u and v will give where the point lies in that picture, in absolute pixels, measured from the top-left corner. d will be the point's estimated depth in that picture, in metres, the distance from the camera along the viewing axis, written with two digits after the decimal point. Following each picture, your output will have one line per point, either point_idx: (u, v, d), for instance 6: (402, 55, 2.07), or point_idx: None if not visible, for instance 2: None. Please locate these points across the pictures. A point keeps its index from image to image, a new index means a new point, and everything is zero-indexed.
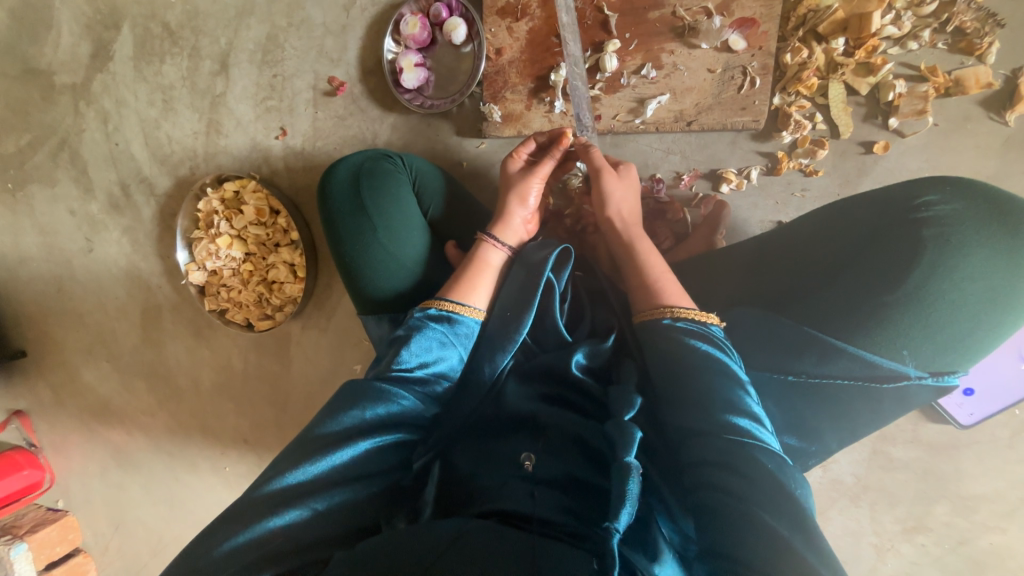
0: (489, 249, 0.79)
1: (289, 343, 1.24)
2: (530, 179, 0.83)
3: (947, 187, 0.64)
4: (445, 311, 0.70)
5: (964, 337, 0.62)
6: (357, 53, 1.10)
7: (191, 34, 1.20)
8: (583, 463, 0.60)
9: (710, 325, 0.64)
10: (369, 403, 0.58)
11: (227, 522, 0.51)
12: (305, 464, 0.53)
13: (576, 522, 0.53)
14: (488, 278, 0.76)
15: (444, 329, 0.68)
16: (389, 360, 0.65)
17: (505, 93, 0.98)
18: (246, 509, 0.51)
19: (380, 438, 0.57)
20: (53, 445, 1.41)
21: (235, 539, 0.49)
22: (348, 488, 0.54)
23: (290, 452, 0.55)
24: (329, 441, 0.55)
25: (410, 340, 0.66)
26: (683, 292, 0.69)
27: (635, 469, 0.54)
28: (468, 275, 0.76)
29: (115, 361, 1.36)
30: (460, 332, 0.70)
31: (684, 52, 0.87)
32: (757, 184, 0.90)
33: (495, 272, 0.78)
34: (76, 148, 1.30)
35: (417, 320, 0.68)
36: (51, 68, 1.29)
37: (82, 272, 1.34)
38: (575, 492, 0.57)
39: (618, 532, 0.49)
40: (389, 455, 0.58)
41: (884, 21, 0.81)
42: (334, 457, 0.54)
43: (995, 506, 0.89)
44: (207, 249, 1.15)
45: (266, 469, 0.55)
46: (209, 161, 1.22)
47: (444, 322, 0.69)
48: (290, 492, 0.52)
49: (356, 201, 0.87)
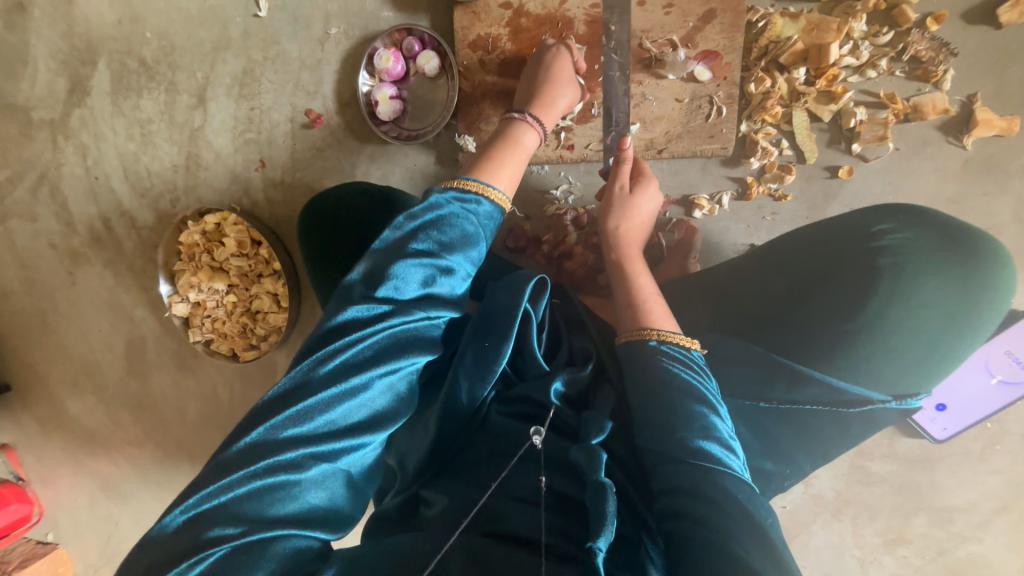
0: (520, 127, 0.79)
1: (276, 372, 1.24)
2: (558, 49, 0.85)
3: (899, 216, 0.65)
4: (464, 190, 0.66)
5: (922, 361, 0.63)
6: (332, 86, 1.10)
7: (167, 69, 1.19)
8: (565, 480, 0.63)
9: (693, 351, 0.66)
10: (375, 333, 0.56)
11: (215, 477, 0.49)
12: (308, 413, 0.52)
13: (569, 543, 0.56)
14: (519, 157, 0.76)
15: (460, 212, 0.64)
16: (405, 244, 0.60)
17: (480, 124, 0.98)
18: (246, 458, 0.49)
19: (388, 380, 0.57)
20: (41, 478, 1.40)
21: (234, 492, 0.48)
22: (338, 441, 0.53)
23: (288, 394, 0.52)
24: (334, 384, 0.53)
25: (431, 225, 0.62)
26: (667, 316, 0.72)
27: (609, 487, 0.57)
28: (498, 152, 0.75)
29: (101, 392, 1.35)
30: (475, 215, 0.66)
31: (652, 83, 0.86)
32: (727, 210, 0.90)
33: (526, 153, 0.78)
34: (56, 184, 1.30)
35: (436, 200, 0.64)
36: (28, 104, 1.29)
37: (65, 305, 1.34)
38: (560, 509, 0.60)
39: (602, 550, 0.52)
40: (394, 398, 0.58)
41: (843, 52, 0.82)
42: (340, 403, 0.53)
43: (971, 517, 0.91)
44: (188, 281, 1.16)
45: (259, 410, 0.52)
46: (189, 194, 1.22)
47: (459, 203, 0.65)
48: (291, 442, 0.51)
49: (337, 243, 0.90)
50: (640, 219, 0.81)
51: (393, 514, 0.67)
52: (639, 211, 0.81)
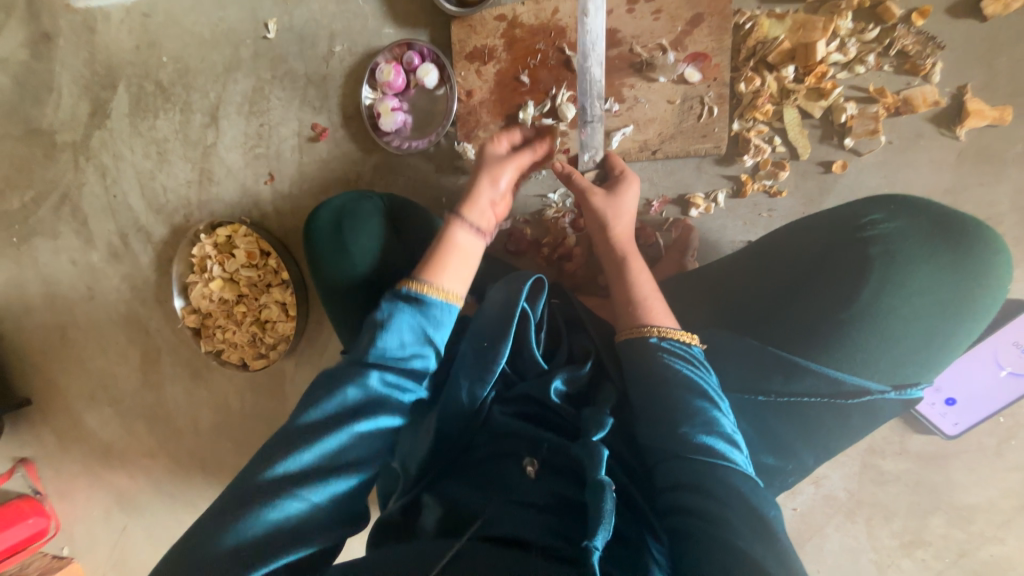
0: (458, 231, 0.76)
1: (284, 380, 1.26)
2: (503, 165, 0.82)
3: (888, 206, 0.66)
4: (414, 292, 0.68)
5: (921, 349, 0.62)
6: (337, 101, 1.15)
7: (182, 90, 1.25)
8: (567, 482, 0.63)
9: (692, 346, 0.67)
10: (351, 386, 0.60)
11: (214, 520, 0.51)
12: (297, 456, 0.55)
13: (566, 543, 0.55)
14: (455, 258, 0.74)
15: (413, 314, 0.66)
16: (366, 347, 0.63)
17: (478, 132, 1.01)
18: (243, 500, 0.52)
19: (368, 423, 0.59)
20: (58, 491, 1.43)
21: (232, 534, 0.50)
22: (327, 481, 0.55)
23: (279, 441, 0.56)
24: (320, 429, 0.56)
25: (385, 330, 0.64)
26: (667, 312, 0.72)
27: (609, 484, 0.57)
28: (436, 256, 0.74)
29: (117, 404, 1.39)
30: (428, 317, 0.67)
31: (644, 86, 0.89)
32: (724, 207, 0.91)
33: (463, 252, 0.75)
34: (77, 202, 1.36)
35: (391, 305, 0.66)
36: (53, 128, 1.36)
37: (84, 320, 1.38)
38: (559, 511, 0.60)
39: (597, 550, 0.51)
40: (376, 440, 0.59)
41: (830, 49, 0.83)
42: (326, 445, 0.56)
43: (990, 516, 0.88)
44: (200, 292, 1.20)
45: (252, 461, 0.55)
46: (202, 208, 1.27)
47: (412, 306, 0.67)
48: (284, 482, 0.53)
49: (339, 243, 0.91)
50: (626, 214, 0.81)
51: (395, 520, 0.65)
52: (623, 211, 0.81)
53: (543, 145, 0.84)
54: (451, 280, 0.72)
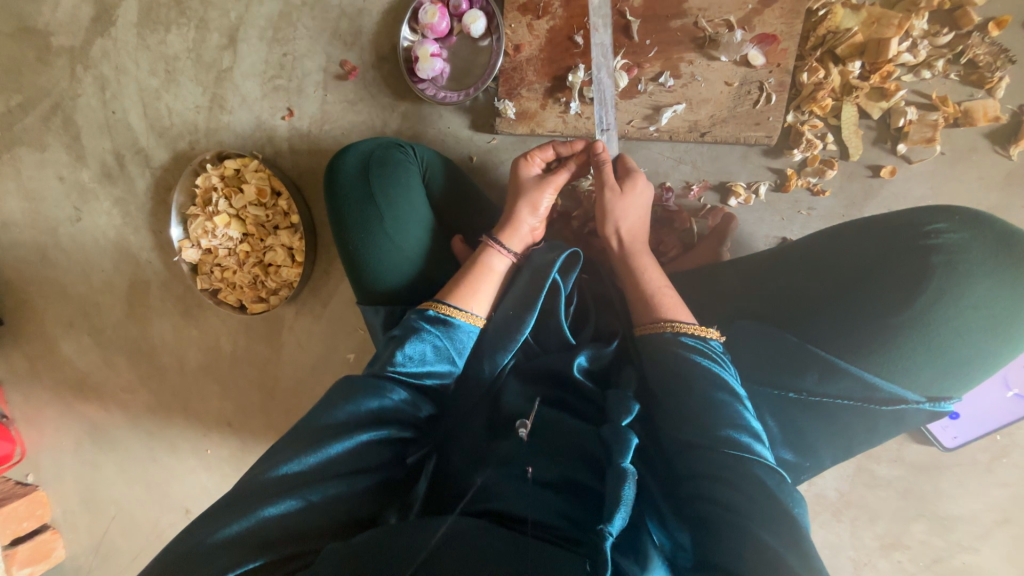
0: (494, 255, 0.78)
1: (282, 328, 1.22)
2: (542, 187, 0.82)
3: (953, 217, 0.65)
4: (442, 314, 0.68)
5: (960, 363, 0.63)
6: (371, 38, 1.08)
7: (199, 5, 1.16)
8: (582, 468, 0.59)
9: (709, 340, 0.65)
10: (365, 397, 0.59)
11: (213, 516, 0.50)
12: (302, 456, 0.53)
13: (571, 526, 0.53)
14: (490, 282, 0.75)
15: (439, 334, 0.67)
16: (384, 358, 0.64)
17: (521, 90, 0.96)
18: (244, 496, 0.51)
19: (377, 432, 0.57)
20: (27, 418, 1.37)
21: (228, 528, 0.48)
22: (330, 485, 0.53)
23: (288, 442, 0.55)
24: (325, 433, 0.55)
25: (405, 342, 0.65)
26: (680, 306, 0.70)
27: (631, 474, 0.55)
28: (471, 279, 0.75)
29: (97, 334, 1.32)
30: (454, 338, 0.68)
31: (703, 63, 0.86)
32: (763, 200, 0.90)
33: (499, 278, 0.77)
34: (69, 114, 1.26)
35: (414, 322, 0.67)
36: (48, 29, 1.24)
37: (68, 241, 1.30)
38: (573, 497, 0.57)
39: (612, 535, 0.49)
40: (383, 450, 0.58)
41: (901, 48, 0.81)
42: (333, 449, 0.54)
43: (971, 527, 0.92)
44: (201, 226, 1.13)
45: (260, 460, 0.54)
46: (210, 137, 1.19)
47: (439, 325, 0.67)
48: (288, 482, 0.52)
49: (365, 188, 0.86)
50: (637, 212, 0.80)
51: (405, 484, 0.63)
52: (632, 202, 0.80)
53: (574, 164, 0.84)
54: (479, 301, 0.73)
